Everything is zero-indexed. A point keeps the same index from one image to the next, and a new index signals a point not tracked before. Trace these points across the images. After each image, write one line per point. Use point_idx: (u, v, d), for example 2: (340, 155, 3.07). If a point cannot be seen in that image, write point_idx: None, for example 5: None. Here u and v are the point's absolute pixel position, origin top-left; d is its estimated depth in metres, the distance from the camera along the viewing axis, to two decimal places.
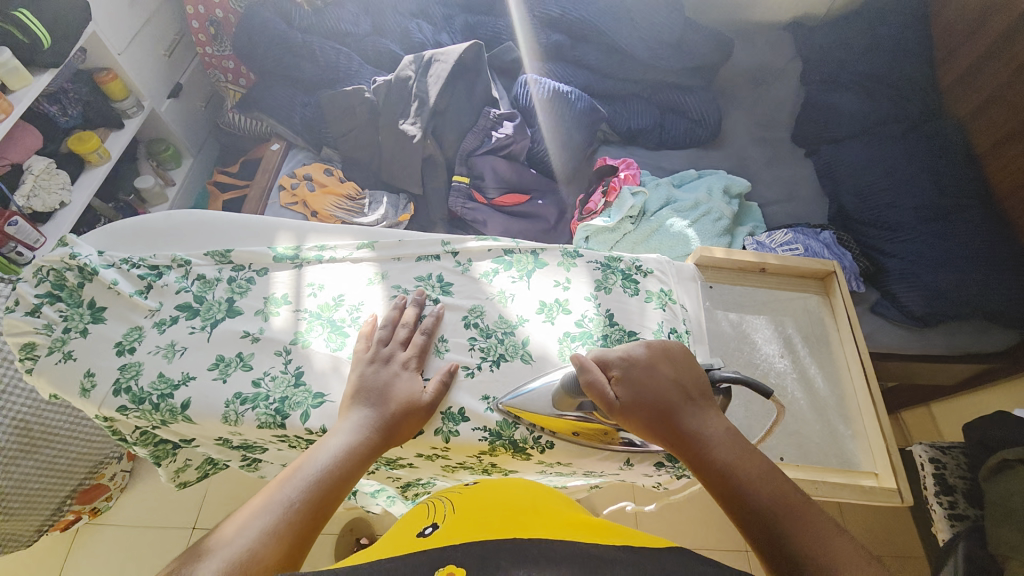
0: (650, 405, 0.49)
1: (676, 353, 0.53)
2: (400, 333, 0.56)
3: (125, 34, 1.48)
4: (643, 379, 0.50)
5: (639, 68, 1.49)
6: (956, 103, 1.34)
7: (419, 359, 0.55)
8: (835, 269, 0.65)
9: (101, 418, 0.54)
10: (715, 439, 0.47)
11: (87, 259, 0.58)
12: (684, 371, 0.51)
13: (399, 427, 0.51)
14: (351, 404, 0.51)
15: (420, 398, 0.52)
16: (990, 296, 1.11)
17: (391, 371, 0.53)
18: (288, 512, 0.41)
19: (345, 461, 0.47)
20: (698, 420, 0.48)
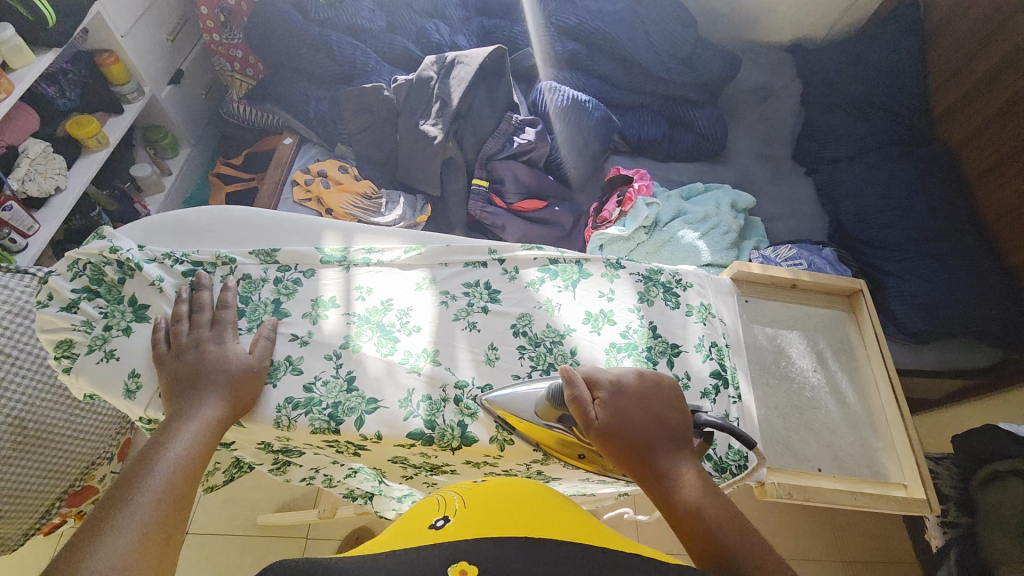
0: (628, 442, 0.47)
1: (667, 388, 0.51)
2: (198, 318, 0.54)
3: (128, 15, 1.42)
4: (625, 413, 0.48)
5: (651, 80, 1.52)
6: (948, 130, 1.41)
7: (228, 331, 0.54)
8: (861, 288, 0.68)
9: (145, 421, 0.52)
10: (688, 483, 0.45)
11: (129, 254, 0.56)
12: (668, 408, 0.49)
13: (238, 392, 0.51)
14: (172, 392, 0.49)
15: (250, 361, 0.52)
16: (979, 317, 1.18)
17: (193, 353, 0.51)
18: (155, 509, 0.42)
19: (197, 444, 0.47)
20: (674, 462, 0.46)
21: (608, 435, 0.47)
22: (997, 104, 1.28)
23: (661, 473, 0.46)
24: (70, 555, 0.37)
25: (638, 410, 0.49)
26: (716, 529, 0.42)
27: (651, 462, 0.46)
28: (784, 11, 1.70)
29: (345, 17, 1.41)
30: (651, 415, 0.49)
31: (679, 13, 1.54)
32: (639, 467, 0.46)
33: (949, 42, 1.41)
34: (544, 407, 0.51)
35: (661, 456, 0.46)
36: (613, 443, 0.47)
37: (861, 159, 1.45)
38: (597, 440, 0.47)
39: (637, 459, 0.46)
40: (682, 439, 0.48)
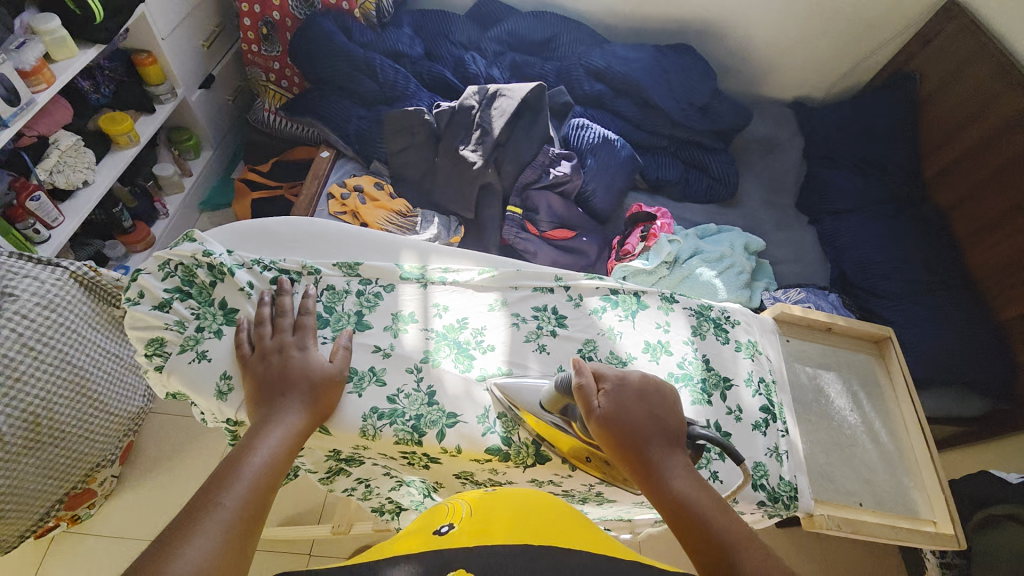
0: (627, 436, 0.49)
1: (666, 388, 0.53)
2: (283, 322, 0.55)
3: (171, 19, 1.44)
4: (625, 408, 0.50)
5: (670, 125, 1.61)
6: (939, 193, 1.54)
7: (310, 337, 0.55)
8: (890, 335, 0.73)
9: (230, 423, 0.53)
10: (681, 478, 0.48)
11: (220, 258, 0.57)
12: (667, 406, 0.52)
13: (318, 401, 0.52)
14: (259, 398, 0.50)
15: (333, 370, 0.54)
16: (970, 367, 1.27)
17: (278, 358, 0.52)
18: (237, 513, 0.42)
19: (279, 450, 0.48)
20: (668, 457, 0.49)
21: (608, 428, 0.50)
22: (985, 172, 1.40)
23: (656, 468, 0.48)
24: (160, 548, 0.38)
25: (638, 407, 0.51)
26: (705, 521, 0.45)
27: (648, 456, 0.49)
28: (791, 72, 1.83)
29: (387, 42, 1.47)
30: (651, 413, 0.51)
31: (699, 64, 1.64)
32: (635, 460, 0.49)
33: (939, 113, 1.55)
34: (551, 397, 0.53)
35: (657, 451, 0.49)
36: (612, 437, 0.49)
37: (861, 213, 1.56)
38: (596, 432, 0.50)
39: (634, 454, 0.49)
40: (677, 436, 0.51)
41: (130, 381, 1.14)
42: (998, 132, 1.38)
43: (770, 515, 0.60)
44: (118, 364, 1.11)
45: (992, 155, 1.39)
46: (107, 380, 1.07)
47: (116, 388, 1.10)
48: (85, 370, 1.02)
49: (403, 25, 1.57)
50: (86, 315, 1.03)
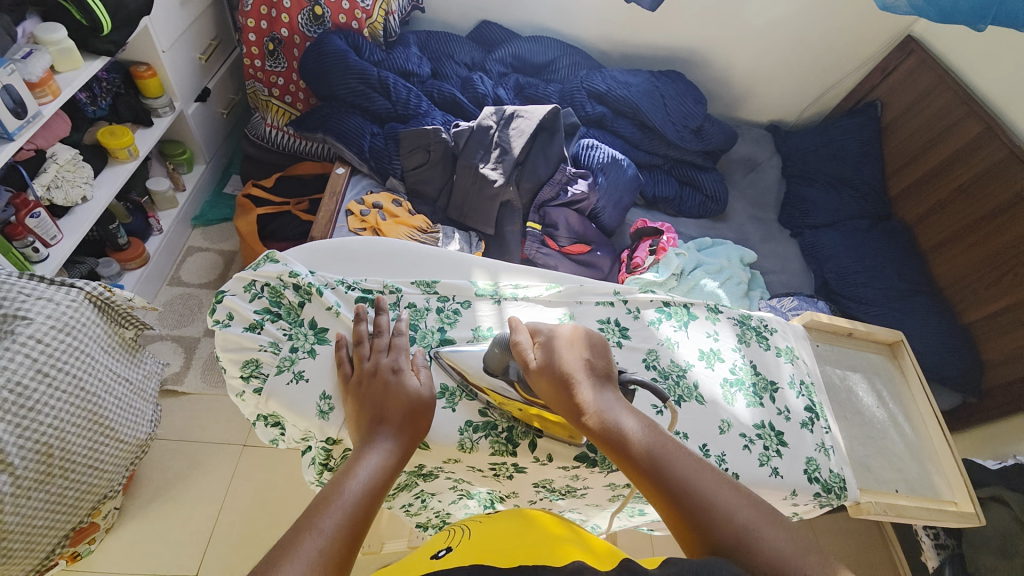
0: (560, 383, 0.52)
1: (593, 336, 0.55)
2: (379, 342, 0.55)
3: (173, 32, 1.41)
4: (557, 357, 0.53)
5: (664, 145, 1.71)
6: (904, 208, 1.70)
7: (403, 357, 0.54)
8: (902, 338, 0.82)
9: (328, 442, 0.53)
10: (612, 412, 0.50)
11: (306, 278, 0.58)
12: (594, 350, 0.54)
13: (414, 426, 0.50)
14: (364, 419, 0.49)
15: (426, 395, 0.52)
16: (944, 365, 1.41)
17: (380, 378, 0.52)
18: (334, 541, 0.39)
19: (378, 478, 0.45)
20: (598, 395, 0.51)
21: (546, 378, 0.52)
22: (947, 190, 1.57)
23: (590, 407, 0.50)
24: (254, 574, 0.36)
25: (569, 354, 0.53)
26: (638, 445, 0.48)
27: (580, 398, 0.51)
28: (768, 97, 1.99)
29: (398, 61, 1.50)
30: (579, 358, 0.53)
31: (690, 89, 1.76)
32: (571, 404, 0.51)
33: (902, 137, 1.72)
34: (494, 360, 0.56)
35: (588, 392, 0.51)
36: (548, 385, 0.52)
37: (837, 226, 1.71)
38: (537, 383, 0.52)
39: (568, 399, 0.51)
40: (607, 374, 0.53)
41: (138, 406, 1.09)
42: (955, 156, 1.55)
43: (821, 504, 0.66)
44: (126, 389, 1.07)
45: (951, 173, 1.56)
46: (116, 407, 1.03)
47: (125, 413, 1.05)
48: (97, 396, 0.98)
49: (410, 44, 1.61)
50: (97, 337, 1.00)
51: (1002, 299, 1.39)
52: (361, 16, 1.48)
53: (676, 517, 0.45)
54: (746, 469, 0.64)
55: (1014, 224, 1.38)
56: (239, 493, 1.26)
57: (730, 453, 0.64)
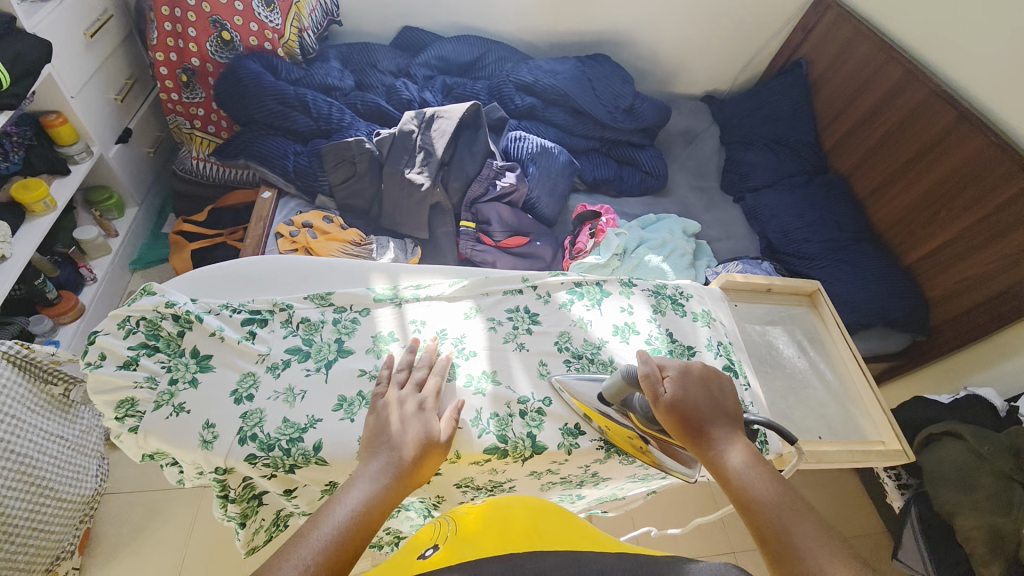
0: (688, 416, 0.57)
1: (724, 381, 0.61)
2: (411, 376, 0.58)
3: (79, 75, 1.37)
4: (692, 393, 0.58)
5: (600, 127, 1.71)
6: (839, 160, 1.73)
7: (432, 398, 0.56)
8: (819, 287, 0.83)
9: (218, 472, 0.52)
10: (734, 454, 0.55)
11: (185, 307, 0.56)
12: (724, 392, 0.60)
13: (421, 463, 0.51)
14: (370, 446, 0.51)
15: (439, 437, 0.53)
16: (890, 308, 1.43)
17: (400, 412, 0.54)
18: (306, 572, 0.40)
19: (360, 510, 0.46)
20: (725, 434, 0.56)
21: (673, 410, 0.57)
22: (877, 136, 1.59)
23: (716, 443, 0.56)
24: None
25: (700, 391, 0.59)
26: (753, 487, 0.52)
27: (707, 434, 0.56)
28: (698, 68, 2.01)
29: (316, 77, 1.47)
30: (710, 396, 0.59)
31: (617, 70, 1.75)
32: (696, 436, 0.56)
33: (830, 91, 1.75)
34: (615, 389, 0.59)
35: (717, 429, 0.56)
36: (677, 416, 0.56)
37: (777, 186, 1.73)
38: (665, 414, 0.57)
39: (697, 429, 0.56)
40: (733, 417, 0.58)
41: (78, 463, 1.07)
42: (880, 103, 1.58)
43: None
44: (61, 447, 1.04)
45: (878, 120, 1.58)
46: (52, 466, 1.00)
47: (63, 472, 1.03)
48: (28, 458, 0.95)
49: (330, 59, 1.57)
50: (21, 398, 0.96)
51: (940, 236, 1.41)
52: (273, 36, 1.44)
53: (778, 561, 0.48)
54: None
55: (944, 159, 1.39)
56: (203, 535, 1.23)
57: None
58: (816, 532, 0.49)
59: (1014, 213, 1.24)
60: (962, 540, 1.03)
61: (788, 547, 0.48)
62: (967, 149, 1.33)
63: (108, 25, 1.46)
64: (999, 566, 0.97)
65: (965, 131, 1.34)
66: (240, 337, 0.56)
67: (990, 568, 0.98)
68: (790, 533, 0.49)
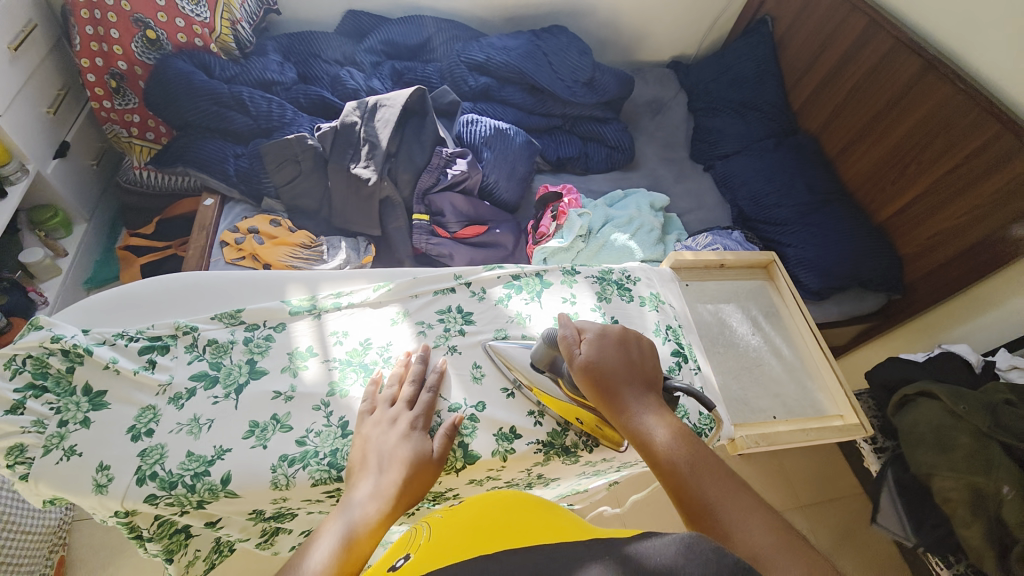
0: (605, 380, 0.54)
1: (644, 343, 0.58)
2: (405, 392, 0.56)
3: (5, 90, 1.26)
4: (607, 356, 0.55)
5: (560, 104, 1.63)
6: (808, 119, 1.68)
7: (424, 416, 0.55)
8: (774, 259, 0.80)
9: (120, 515, 0.49)
10: (650, 415, 0.52)
11: (74, 340, 0.52)
12: (642, 353, 0.57)
13: (413, 480, 0.50)
14: (363, 464, 0.50)
15: (430, 454, 0.52)
16: (863, 269, 1.39)
17: (397, 432, 0.52)
18: None
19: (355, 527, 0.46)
20: (641, 396, 0.54)
21: (590, 375, 0.54)
22: (843, 93, 1.54)
23: (631, 407, 0.53)
24: None
25: (616, 354, 0.56)
26: (668, 448, 0.50)
27: (621, 397, 0.53)
28: (661, 33, 1.93)
29: (254, 72, 1.39)
30: (626, 359, 0.56)
31: (574, 41, 1.67)
32: (611, 401, 0.54)
33: (796, 47, 1.69)
34: (541, 354, 0.58)
35: (632, 391, 0.54)
36: (594, 381, 0.54)
37: (747, 151, 1.67)
38: (582, 380, 0.55)
39: (613, 394, 0.53)
40: (652, 378, 0.56)
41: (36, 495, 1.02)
42: (845, 57, 1.52)
43: None
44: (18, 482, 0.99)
45: (844, 74, 1.52)
46: (8, 502, 0.97)
47: (20, 507, 0.99)
48: None
49: (269, 52, 1.48)
50: None
51: (911, 190, 1.36)
52: (203, 31, 1.35)
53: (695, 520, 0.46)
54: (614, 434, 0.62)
55: (911, 110, 1.34)
56: None
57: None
58: (732, 487, 0.47)
59: (983, 161, 1.20)
60: (942, 501, 1.01)
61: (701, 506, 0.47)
62: (933, 99, 1.29)
63: (33, 36, 1.33)
64: (980, 526, 0.95)
65: (930, 81, 1.29)
66: (137, 368, 0.52)
67: (972, 529, 0.96)
68: (702, 491, 0.47)
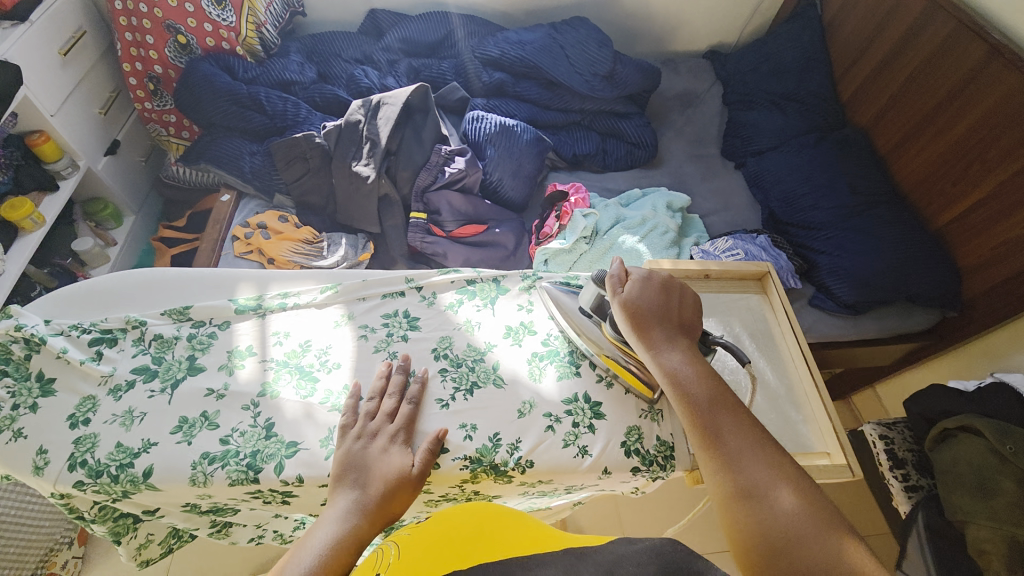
0: (643, 316, 0.60)
1: (686, 292, 0.63)
2: (386, 405, 0.59)
3: (58, 93, 1.39)
4: (647, 298, 0.61)
5: (578, 99, 1.57)
6: (857, 112, 1.51)
7: (404, 435, 0.57)
8: (769, 270, 0.79)
9: (57, 496, 0.54)
10: (679, 353, 0.58)
11: (33, 329, 0.59)
12: (682, 298, 0.62)
13: (391, 500, 0.53)
14: (344, 476, 0.53)
15: (410, 470, 0.54)
16: (911, 281, 1.22)
17: (378, 446, 0.55)
18: None
19: (339, 542, 0.48)
20: (674, 335, 0.60)
21: (628, 311, 0.60)
22: (897, 83, 1.36)
23: (661, 343, 0.59)
24: None
25: (657, 297, 0.61)
26: (690, 385, 0.56)
27: (655, 333, 0.59)
28: (696, 21, 1.81)
29: (274, 72, 1.44)
30: (667, 302, 0.61)
31: (594, 32, 1.60)
32: (643, 333, 0.60)
33: (846, 32, 1.52)
34: (591, 298, 0.66)
35: (666, 330, 0.59)
36: (632, 316, 0.60)
37: (784, 147, 1.53)
38: (620, 312, 0.61)
39: (648, 329, 0.59)
40: (686, 321, 0.62)
41: None
42: (902, 41, 1.35)
43: (652, 477, 0.62)
44: None
45: (900, 61, 1.35)
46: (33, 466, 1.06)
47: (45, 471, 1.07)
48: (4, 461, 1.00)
49: (291, 53, 1.53)
50: None
51: (971, 195, 1.19)
52: (229, 35, 1.42)
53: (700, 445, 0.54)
54: (557, 461, 0.59)
55: (974, 103, 1.17)
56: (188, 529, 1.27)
57: (527, 437, 0.60)
58: (744, 432, 0.54)
59: None
60: (975, 552, 0.88)
61: (708, 434, 0.54)
62: (1000, 88, 1.12)
63: (82, 41, 1.47)
64: None
65: (997, 70, 1.12)
66: (84, 358, 0.59)
67: None
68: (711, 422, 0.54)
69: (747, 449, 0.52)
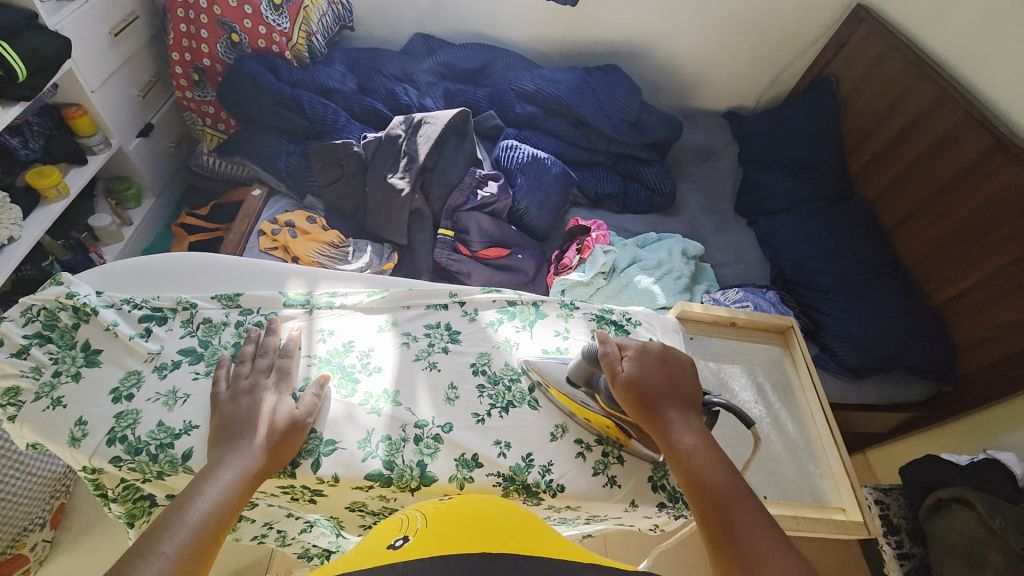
0: (645, 395, 0.58)
1: (685, 361, 0.62)
2: (261, 363, 0.60)
3: (102, 71, 1.42)
4: (648, 373, 0.59)
5: (605, 140, 1.64)
6: (866, 184, 1.59)
7: (286, 383, 0.60)
8: (792, 325, 0.82)
9: (87, 470, 0.55)
10: (687, 434, 0.56)
11: (86, 300, 0.61)
12: (683, 372, 0.61)
13: (280, 445, 0.55)
14: (223, 432, 0.54)
15: (297, 418, 0.57)
16: (909, 352, 1.27)
17: (252, 398, 0.57)
18: (175, 561, 0.44)
19: (227, 496, 0.50)
20: (682, 417, 0.57)
21: (631, 387, 0.58)
22: (905, 162, 1.46)
23: (670, 423, 0.57)
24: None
25: (659, 372, 0.60)
26: (702, 473, 0.53)
27: (660, 412, 0.57)
28: (720, 83, 1.91)
29: (317, 79, 1.49)
30: (667, 376, 0.60)
31: (625, 81, 1.68)
32: (650, 414, 0.57)
33: (858, 110, 1.63)
34: (579, 369, 0.62)
35: (671, 408, 0.57)
36: (634, 394, 0.58)
37: (795, 211, 1.60)
38: (622, 392, 0.58)
39: (653, 409, 0.57)
40: (690, 398, 0.59)
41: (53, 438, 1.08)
42: (913, 123, 1.44)
43: (675, 515, 0.63)
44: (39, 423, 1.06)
45: (909, 142, 1.45)
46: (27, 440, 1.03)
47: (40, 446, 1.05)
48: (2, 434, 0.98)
49: (335, 63, 1.59)
50: None
51: (970, 276, 1.26)
52: (280, 39, 1.47)
53: (718, 545, 0.50)
54: (585, 489, 0.60)
55: (978, 190, 1.25)
56: None
57: (560, 462, 0.61)
58: (761, 527, 0.50)
59: None
60: None
61: (726, 530, 0.50)
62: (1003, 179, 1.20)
63: (134, 26, 1.50)
64: None
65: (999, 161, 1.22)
66: (133, 334, 0.61)
67: None
68: (729, 518, 0.51)
69: (768, 548, 0.48)
